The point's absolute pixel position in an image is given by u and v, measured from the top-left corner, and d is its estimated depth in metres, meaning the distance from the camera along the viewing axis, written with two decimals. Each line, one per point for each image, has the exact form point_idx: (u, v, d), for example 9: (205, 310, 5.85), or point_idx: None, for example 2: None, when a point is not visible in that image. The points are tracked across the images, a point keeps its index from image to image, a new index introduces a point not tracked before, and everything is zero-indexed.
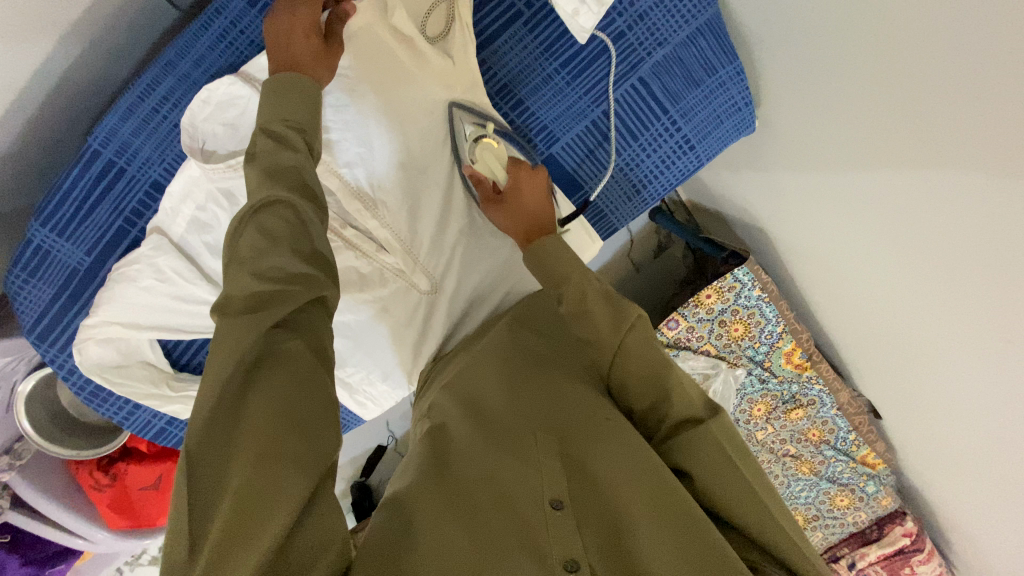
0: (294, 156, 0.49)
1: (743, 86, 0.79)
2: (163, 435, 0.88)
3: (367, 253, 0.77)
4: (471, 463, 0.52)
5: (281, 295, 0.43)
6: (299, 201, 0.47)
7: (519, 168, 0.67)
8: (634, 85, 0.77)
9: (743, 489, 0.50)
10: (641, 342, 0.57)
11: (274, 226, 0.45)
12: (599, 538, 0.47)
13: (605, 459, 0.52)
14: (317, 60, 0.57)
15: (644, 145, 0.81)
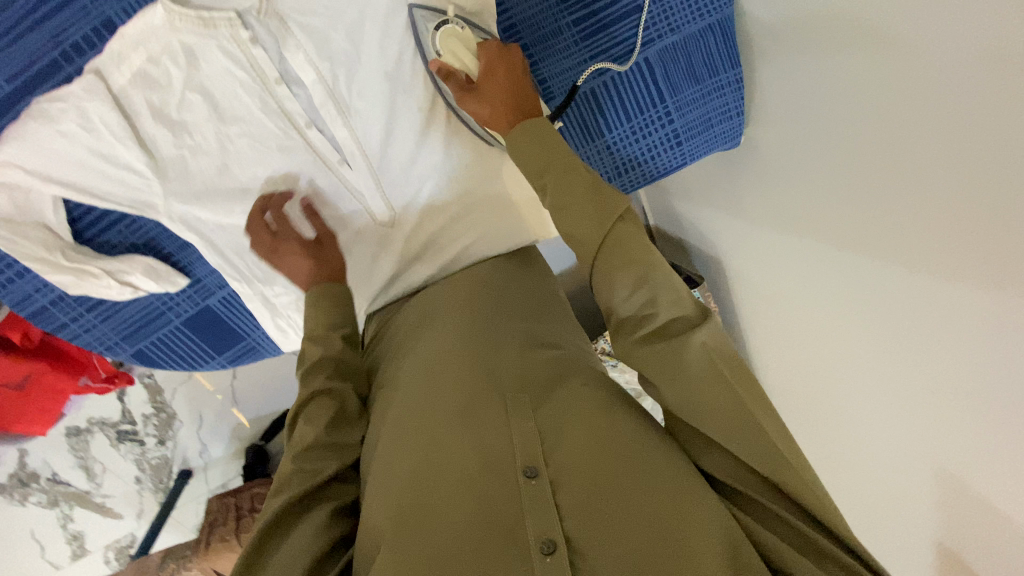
0: (337, 351, 0.65)
1: (739, 94, 0.79)
2: (42, 317, 0.75)
3: (327, 161, 0.74)
4: (430, 438, 0.50)
5: (290, 479, 0.55)
6: (333, 389, 0.62)
7: (487, 55, 0.64)
8: (639, 63, 0.76)
9: (728, 402, 0.45)
10: (619, 241, 0.54)
11: (320, 416, 0.60)
12: (577, 499, 0.44)
13: (579, 423, 0.49)
14: (323, 269, 0.70)
15: (635, 128, 0.81)
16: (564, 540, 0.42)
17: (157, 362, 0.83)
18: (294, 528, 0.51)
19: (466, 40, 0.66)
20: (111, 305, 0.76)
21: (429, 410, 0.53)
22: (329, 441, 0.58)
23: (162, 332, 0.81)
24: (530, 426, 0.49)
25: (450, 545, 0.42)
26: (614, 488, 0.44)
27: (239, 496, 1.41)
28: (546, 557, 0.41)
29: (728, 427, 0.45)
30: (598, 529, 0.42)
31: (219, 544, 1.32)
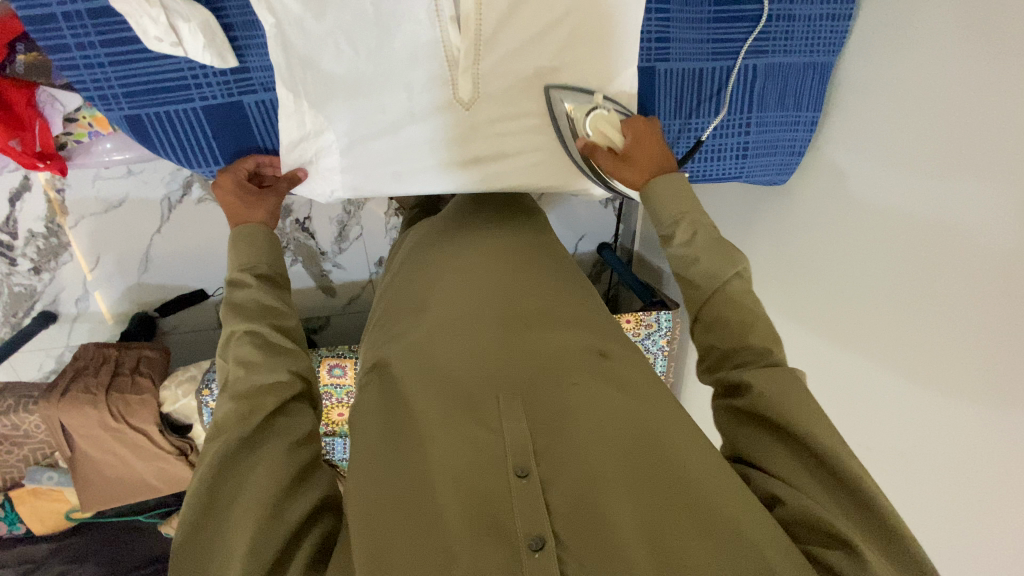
0: (249, 291, 0.71)
1: (807, 135, 0.88)
2: (41, 25, 0.62)
3: (438, 13, 0.70)
4: (435, 431, 0.60)
5: (256, 404, 0.62)
6: (257, 331, 0.68)
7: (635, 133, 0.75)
8: (749, 66, 0.80)
9: (803, 408, 0.57)
10: (731, 291, 0.66)
11: (246, 353, 0.66)
12: (567, 497, 0.53)
13: (572, 434, 0.59)
14: (252, 209, 0.75)
15: (717, 124, 0.84)
16: (553, 536, 0.51)
17: (148, 140, 0.71)
18: (253, 467, 0.58)
19: (613, 118, 0.75)
20: (130, 48, 0.64)
21: (434, 405, 0.64)
22: (265, 378, 0.64)
23: (172, 108, 0.69)
24: (523, 429, 0.59)
25: (446, 529, 0.52)
26: (601, 492, 0.54)
27: (122, 351, 1.21)
28: (534, 553, 0.50)
29: (802, 418, 0.56)
30: (583, 525, 0.51)
31: (80, 395, 1.12)
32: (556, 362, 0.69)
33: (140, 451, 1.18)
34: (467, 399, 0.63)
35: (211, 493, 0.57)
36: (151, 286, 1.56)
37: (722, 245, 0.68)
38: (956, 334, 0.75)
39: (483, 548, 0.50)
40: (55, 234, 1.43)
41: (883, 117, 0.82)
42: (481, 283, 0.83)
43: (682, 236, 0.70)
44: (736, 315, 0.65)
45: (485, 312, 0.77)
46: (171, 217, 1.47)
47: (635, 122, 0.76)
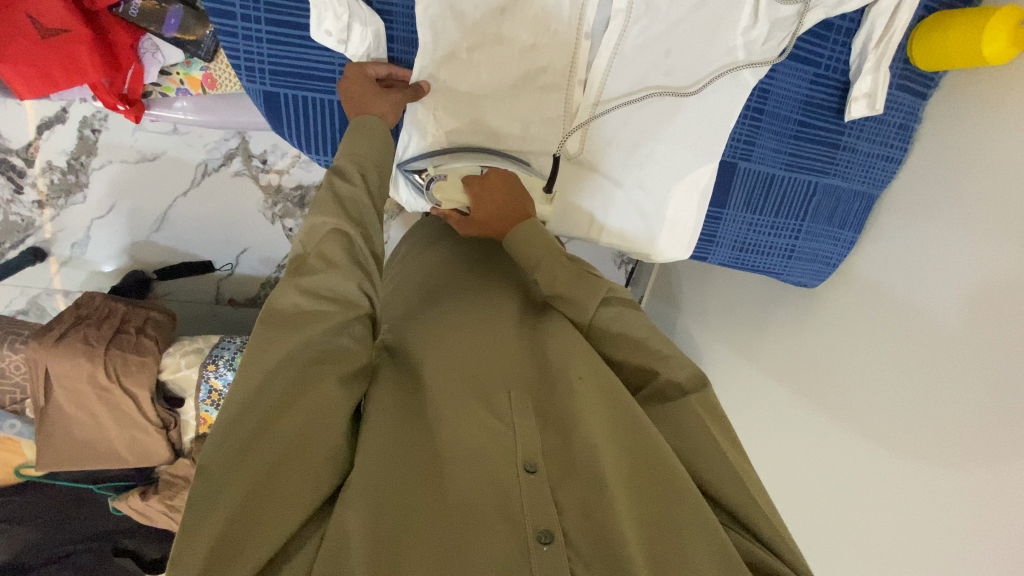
0: (349, 189, 0.63)
1: (842, 250, 1.00)
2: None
3: (573, 76, 0.77)
4: (444, 413, 0.60)
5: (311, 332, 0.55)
6: (350, 237, 0.60)
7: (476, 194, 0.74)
8: (810, 183, 0.91)
9: (705, 448, 0.61)
10: (612, 316, 0.70)
11: (332, 252, 0.59)
12: (572, 498, 0.56)
13: (579, 430, 0.60)
14: (377, 99, 0.67)
15: (773, 225, 0.94)
16: (560, 532, 0.54)
17: (278, 119, 0.73)
18: (279, 438, 0.52)
19: (456, 184, 0.75)
20: (295, 33, 0.68)
21: (441, 387, 0.63)
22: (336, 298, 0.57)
23: (312, 95, 0.72)
24: (533, 428, 0.60)
25: (459, 514, 0.53)
26: (603, 493, 0.56)
27: (129, 309, 1.17)
28: (543, 547, 0.52)
29: (700, 460, 0.61)
30: (589, 527, 0.55)
31: (77, 344, 1.06)
32: (566, 353, 0.68)
33: (120, 417, 1.10)
34: (478, 385, 0.63)
35: (247, 443, 0.50)
36: (158, 246, 1.49)
37: (586, 275, 0.70)
38: (930, 454, 0.83)
39: (494, 536, 0.52)
40: (76, 171, 1.37)
41: (908, 251, 0.93)
42: (494, 278, 0.82)
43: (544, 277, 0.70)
44: (630, 334, 0.69)
45: (489, 302, 0.76)
46: (202, 183, 1.45)
47: (472, 182, 0.74)
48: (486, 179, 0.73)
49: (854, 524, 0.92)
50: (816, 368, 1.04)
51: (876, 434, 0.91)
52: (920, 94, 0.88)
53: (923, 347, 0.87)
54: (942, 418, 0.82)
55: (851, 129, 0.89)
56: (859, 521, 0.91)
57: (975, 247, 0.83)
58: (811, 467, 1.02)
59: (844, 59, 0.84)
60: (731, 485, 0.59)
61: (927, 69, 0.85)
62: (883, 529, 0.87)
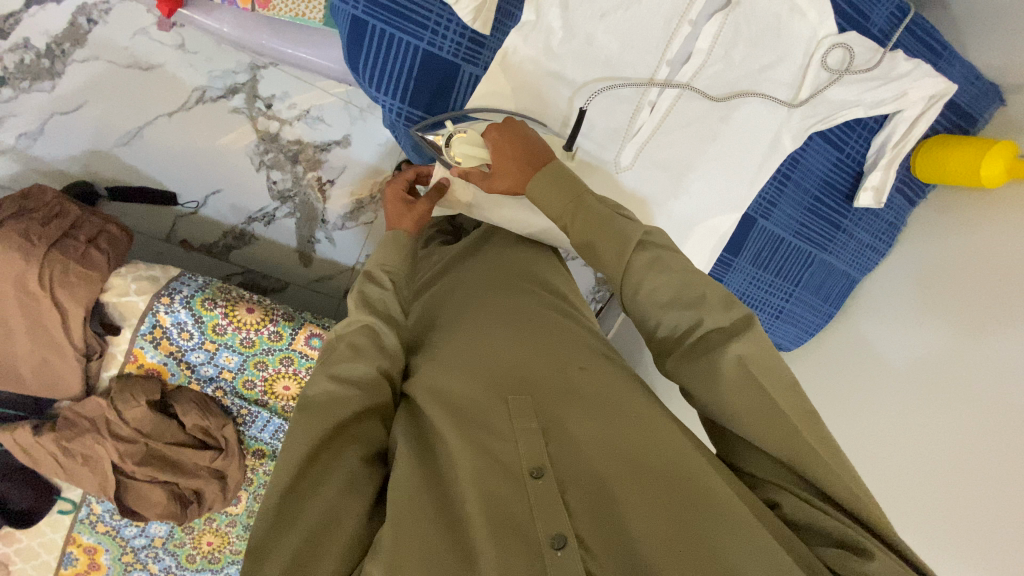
0: (378, 290, 0.66)
1: (820, 325, 1.09)
2: None
3: (645, 94, 0.80)
4: (448, 424, 0.56)
5: (347, 401, 0.55)
6: (377, 329, 0.62)
7: (502, 140, 0.69)
8: (810, 254, 1.00)
9: (748, 409, 0.53)
10: (648, 265, 0.61)
11: (360, 342, 0.60)
12: (585, 502, 0.51)
13: (579, 429, 0.55)
14: (403, 214, 0.75)
15: (771, 285, 1.01)
16: (576, 535, 0.49)
17: (358, 48, 0.70)
18: (325, 481, 0.50)
19: (472, 139, 0.71)
20: None
21: (447, 397, 0.59)
22: (361, 376, 0.58)
23: (399, 35, 0.70)
24: (535, 428, 0.55)
25: (472, 528, 0.49)
26: (611, 490, 0.51)
27: (83, 215, 1.01)
28: (557, 552, 0.47)
29: (748, 417, 0.52)
30: (604, 530, 0.49)
31: (13, 235, 0.91)
32: (568, 355, 0.64)
33: (37, 332, 0.94)
34: (479, 391, 0.59)
35: (291, 487, 0.49)
36: (119, 163, 1.33)
37: (614, 220, 0.64)
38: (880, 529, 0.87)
39: (507, 550, 0.48)
40: (52, 58, 1.24)
41: (878, 333, 1.02)
42: (520, 278, 0.79)
43: (575, 228, 0.65)
44: (665, 286, 0.60)
45: (494, 305, 0.73)
46: (192, 109, 1.34)
47: (488, 133, 0.70)
48: (503, 129, 0.69)
49: None
50: None
51: None
52: (911, 199, 1.01)
53: (884, 423, 0.92)
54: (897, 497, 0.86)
55: (853, 215, 0.99)
56: None
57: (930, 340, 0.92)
58: None
59: (862, 153, 0.95)
60: (790, 438, 0.51)
61: (923, 180, 0.98)
62: None
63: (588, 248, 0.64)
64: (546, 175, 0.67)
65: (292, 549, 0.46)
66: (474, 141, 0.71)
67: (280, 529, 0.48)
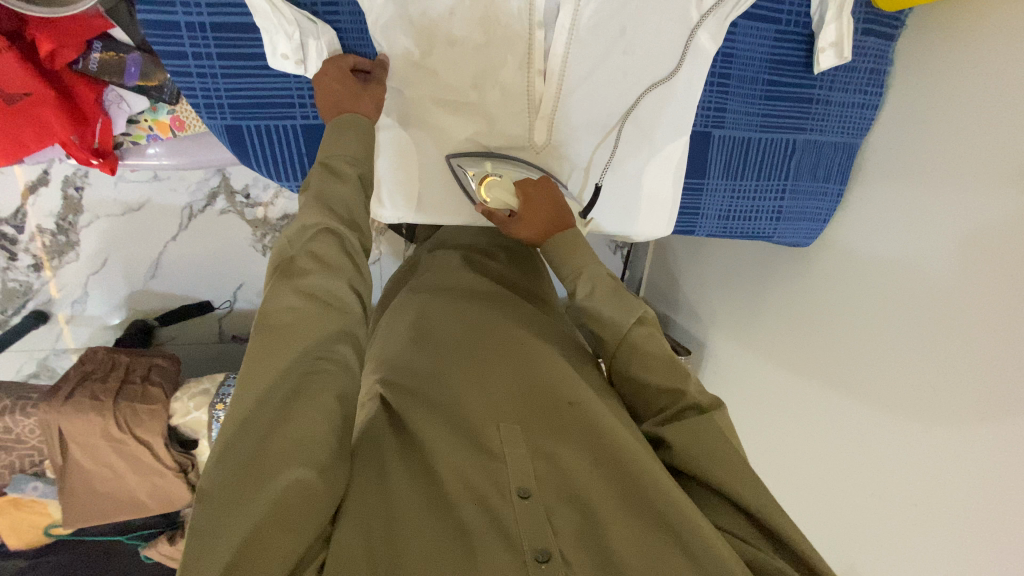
0: (338, 191, 0.62)
1: (832, 206, 0.98)
2: (164, 30, 0.65)
3: (530, 65, 0.75)
4: (439, 440, 0.58)
5: (311, 324, 0.53)
6: (340, 235, 0.59)
7: (530, 199, 0.74)
8: (788, 140, 0.90)
9: (710, 449, 0.57)
10: (644, 338, 0.66)
11: (322, 251, 0.57)
12: (566, 524, 0.53)
13: (572, 457, 0.58)
14: (358, 101, 0.67)
15: (756, 188, 0.93)
16: (558, 553, 0.50)
17: (245, 151, 0.73)
18: (298, 420, 0.48)
19: (507, 185, 0.75)
20: (249, 64, 0.68)
21: (438, 416, 0.61)
22: (323, 289, 0.55)
23: (274, 122, 0.72)
24: (523, 449, 0.57)
25: (460, 540, 0.50)
26: (595, 515, 0.54)
27: (133, 359, 1.18)
28: (540, 565, 0.49)
29: (718, 466, 0.56)
30: (585, 551, 0.52)
31: (84, 400, 1.06)
32: (553, 377, 0.66)
33: (136, 467, 1.11)
34: (472, 413, 0.61)
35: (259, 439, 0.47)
36: (156, 293, 1.51)
37: (624, 298, 0.69)
38: (952, 410, 0.78)
39: (490, 559, 0.48)
40: (65, 232, 1.39)
41: (893, 195, 0.90)
42: (500, 302, 0.79)
43: (582, 288, 0.70)
44: (660, 359, 0.65)
45: (479, 325, 0.73)
46: (189, 225, 1.46)
47: (526, 187, 0.75)
48: (539, 186, 0.75)
49: (884, 481, 0.88)
50: (820, 332, 1.01)
51: (893, 394, 0.87)
52: (888, 34, 0.86)
53: (925, 294, 0.83)
54: (962, 368, 0.77)
55: (822, 81, 0.87)
56: (893, 484, 0.86)
57: (949, 188, 0.82)
58: (832, 433, 0.97)
59: (805, 12, 0.82)
60: (744, 485, 0.55)
61: (892, 8, 0.83)
62: (910, 479, 0.84)
63: (592, 315, 0.69)
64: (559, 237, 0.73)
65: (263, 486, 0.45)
66: (507, 187, 0.75)
67: (243, 479, 0.46)
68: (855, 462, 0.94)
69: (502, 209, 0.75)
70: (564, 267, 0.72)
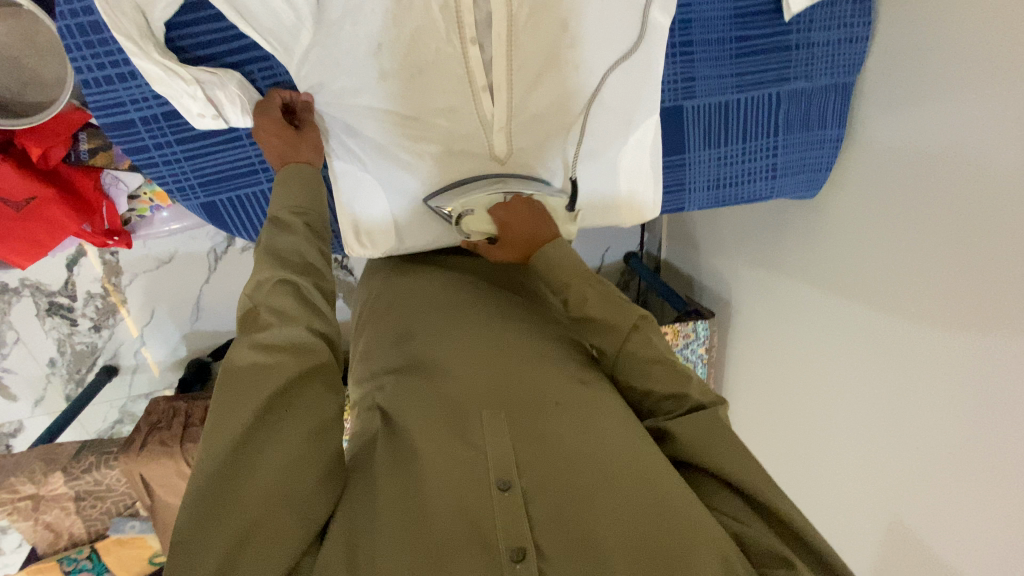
0: (295, 237, 0.62)
1: (833, 151, 0.91)
2: (123, 131, 0.68)
3: (474, 80, 0.74)
4: (419, 439, 0.57)
5: (272, 370, 0.52)
6: (296, 283, 0.59)
7: (509, 221, 0.71)
8: (769, 94, 0.83)
9: (726, 452, 0.56)
10: (641, 339, 0.64)
11: (279, 300, 0.57)
12: (547, 513, 0.51)
13: (561, 447, 0.56)
14: (299, 144, 0.68)
15: (744, 151, 0.88)
16: (537, 548, 0.49)
17: (224, 222, 0.77)
18: (262, 461, 0.49)
19: (483, 215, 0.73)
20: (207, 143, 0.71)
21: (418, 416, 0.60)
22: (282, 336, 0.55)
23: (244, 190, 0.75)
24: (506, 441, 0.56)
25: (433, 541, 0.48)
26: (582, 504, 0.51)
27: (191, 404, 1.30)
28: (516, 563, 0.47)
29: (737, 469, 0.55)
30: (567, 541, 0.49)
31: (156, 448, 1.19)
32: (542, 372, 0.65)
33: None
34: (451, 412, 0.60)
35: (223, 476, 0.48)
36: (203, 332, 1.62)
37: (619, 301, 0.66)
38: (990, 348, 0.74)
39: (465, 559, 0.47)
40: (112, 292, 1.50)
41: (904, 126, 0.83)
42: (486, 301, 0.78)
43: (575, 297, 0.66)
44: (662, 362, 0.63)
45: (466, 327, 0.73)
46: (217, 267, 1.55)
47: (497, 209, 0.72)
48: (513, 205, 0.72)
49: (928, 428, 0.85)
50: (846, 280, 0.97)
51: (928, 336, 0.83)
52: None
53: (951, 227, 0.78)
54: (1001, 305, 0.72)
55: (797, 24, 0.80)
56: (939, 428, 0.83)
57: (962, 115, 0.75)
58: (872, 382, 0.94)
59: None
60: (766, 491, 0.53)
61: None
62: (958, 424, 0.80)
63: (585, 314, 0.66)
64: (547, 252, 0.68)
65: (230, 520, 0.46)
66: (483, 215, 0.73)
67: (207, 517, 0.46)
68: (893, 414, 0.90)
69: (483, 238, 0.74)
70: (560, 276, 0.67)
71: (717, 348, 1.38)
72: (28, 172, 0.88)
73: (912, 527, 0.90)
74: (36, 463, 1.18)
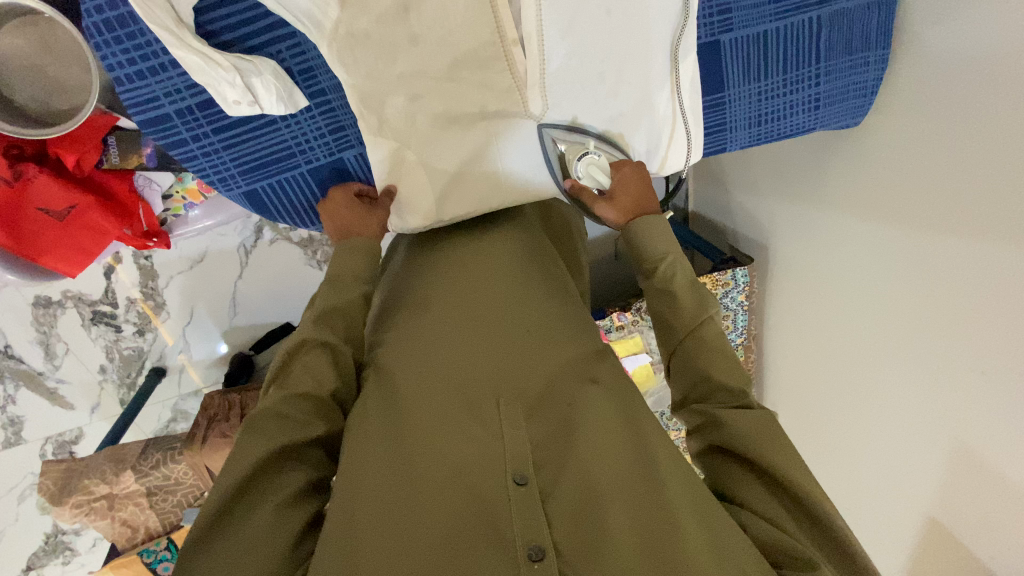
0: (333, 304, 0.69)
1: (879, 74, 0.86)
2: (159, 125, 0.68)
3: (504, 37, 0.71)
4: (435, 428, 0.60)
5: (304, 429, 0.60)
6: (333, 350, 0.66)
7: (628, 184, 0.78)
8: (811, 18, 0.79)
9: (772, 444, 0.59)
10: (717, 333, 0.68)
11: (314, 366, 0.65)
12: (561, 509, 0.54)
13: (583, 444, 0.58)
14: (365, 220, 0.74)
15: (786, 82, 0.84)
16: (552, 545, 0.51)
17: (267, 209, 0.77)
18: (281, 488, 0.56)
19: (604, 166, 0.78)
20: (243, 131, 0.70)
21: (431, 400, 0.63)
22: (314, 403, 0.62)
23: (283, 176, 0.75)
24: (522, 434, 0.58)
25: (446, 532, 0.51)
26: (599, 501, 0.54)
27: (243, 396, 1.33)
28: (532, 562, 0.50)
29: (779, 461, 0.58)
30: (580, 536, 0.52)
31: (218, 439, 1.22)
32: (558, 368, 0.67)
33: None
34: (469, 400, 0.62)
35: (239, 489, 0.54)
36: (242, 327, 1.65)
37: (702, 289, 0.71)
38: None
39: (480, 555, 0.50)
40: (151, 296, 1.53)
41: (953, 40, 0.79)
42: (496, 274, 0.79)
43: (664, 273, 0.73)
44: (725, 355, 0.67)
45: (477, 308, 0.74)
46: (249, 262, 1.56)
47: (621, 168, 0.79)
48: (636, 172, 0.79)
49: (991, 351, 0.82)
50: (893, 210, 0.93)
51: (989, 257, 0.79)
52: None
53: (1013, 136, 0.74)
54: None
55: None
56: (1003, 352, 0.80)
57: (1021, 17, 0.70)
58: (927, 311, 0.91)
59: None
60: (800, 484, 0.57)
61: None
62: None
63: (665, 292, 0.72)
64: (649, 223, 0.75)
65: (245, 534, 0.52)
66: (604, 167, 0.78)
67: (219, 528, 0.53)
68: (950, 341, 0.89)
69: (592, 187, 0.78)
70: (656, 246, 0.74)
71: (756, 295, 1.36)
72: (65, 180, 0.88)
73: (973, 450, 0.89)
74: (106, 463, 1.23)
